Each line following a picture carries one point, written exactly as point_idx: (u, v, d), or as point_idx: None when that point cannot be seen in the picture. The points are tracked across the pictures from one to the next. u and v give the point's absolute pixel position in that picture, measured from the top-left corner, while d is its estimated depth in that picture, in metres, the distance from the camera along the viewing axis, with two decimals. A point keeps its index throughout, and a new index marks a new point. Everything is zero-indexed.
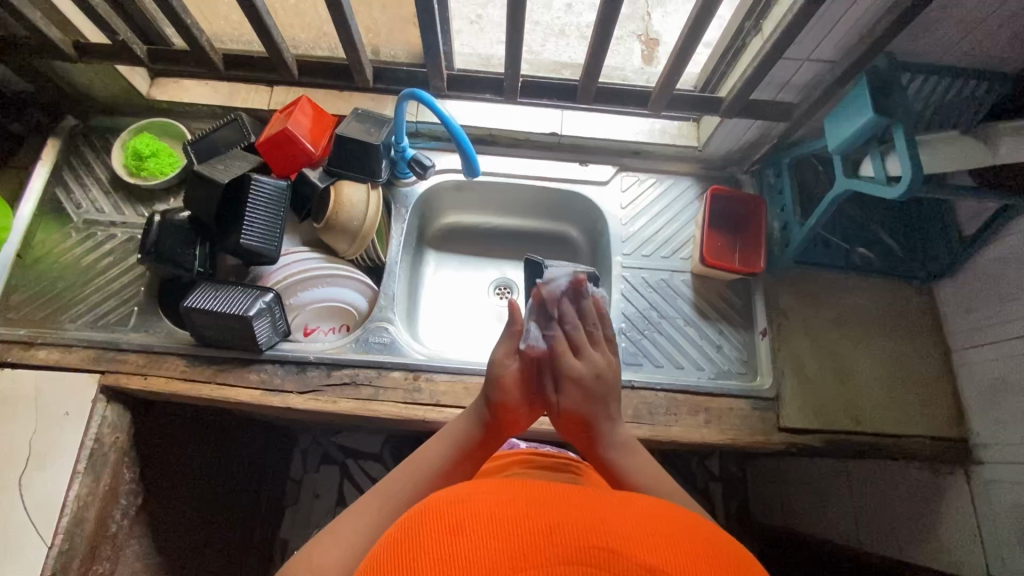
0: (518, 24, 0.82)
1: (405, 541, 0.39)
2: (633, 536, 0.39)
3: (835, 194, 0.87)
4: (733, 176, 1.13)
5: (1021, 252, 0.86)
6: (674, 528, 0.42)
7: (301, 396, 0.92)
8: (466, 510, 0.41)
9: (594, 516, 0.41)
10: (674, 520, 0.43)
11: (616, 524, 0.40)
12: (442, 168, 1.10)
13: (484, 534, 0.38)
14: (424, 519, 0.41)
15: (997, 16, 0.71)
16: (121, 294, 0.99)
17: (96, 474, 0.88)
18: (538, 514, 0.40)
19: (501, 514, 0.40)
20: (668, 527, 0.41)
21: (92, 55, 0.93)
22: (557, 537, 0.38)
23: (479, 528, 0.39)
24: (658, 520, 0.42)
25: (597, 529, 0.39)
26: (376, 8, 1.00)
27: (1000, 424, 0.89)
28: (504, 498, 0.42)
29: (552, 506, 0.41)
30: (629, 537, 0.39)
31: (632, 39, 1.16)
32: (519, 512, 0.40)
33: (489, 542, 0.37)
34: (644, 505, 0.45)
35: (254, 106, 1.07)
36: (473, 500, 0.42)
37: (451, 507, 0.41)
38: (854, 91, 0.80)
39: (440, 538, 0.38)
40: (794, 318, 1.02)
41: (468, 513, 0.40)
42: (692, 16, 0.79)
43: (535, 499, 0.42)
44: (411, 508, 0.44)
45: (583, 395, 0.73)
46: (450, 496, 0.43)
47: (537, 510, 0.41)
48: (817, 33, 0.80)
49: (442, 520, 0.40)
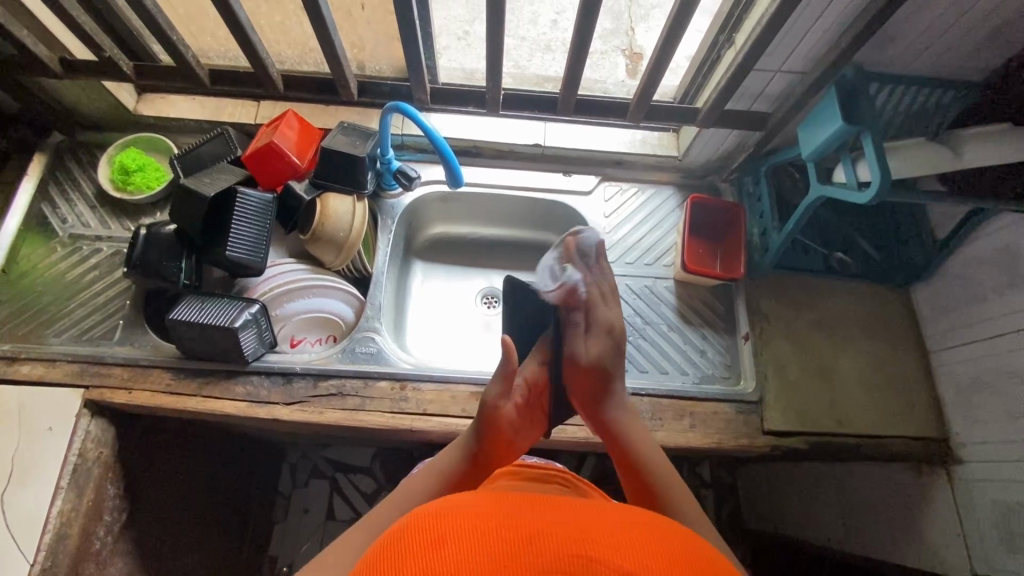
0: (498, 38, 0.84)
1: (385, 557, 0.39)
2: (613, 545, 0.40)
3: (810, 200, 0.89)
4: (713, 184, 1.16)
5: (992, 254, 0.88)
6: (652, 536, 0.42)
7: (288, 407, 0.92)
8: (448, 524, 0.41)
9: (576, 527, 0.41)
10: (651, 528, 0.44)
11: (595, 533, 0.41)
12: (428, 179, 1.12)
13: (464, 547, 0.38)
14: (404, 536, 0.41)
15: (955, 29, 0.74)
16: (107, 308, 0.99)
17: (78, 490, 0.88)
18: (517, 527, 0.41)
19: (480, 527, 0.40)
20: (646, 535, 0.42)
21: (79, 71, 0.94)
22: (536, 547, 0.38)
23: (459, 541, 0.39)
24: (639, 530, 0.43)
25: (576, 538, 0.40)
26: (361, 25, 1.01)
27: (978, 423, 0.91)
28: (483, 511, 0.43)
29: (531, 518, 0.42)
30: (607, 544, 0.40)
31: (615, 53, 1.19)
32: (501, 525, 0.41)
33: (469, 554, 0.38)
34: (622, 514, 0.46)
35: (241, 120, 1.09)
36: (453, 515, 0.42)
37: (431, 522, 0.42)
38: (824, 101, 0.83)
39: (420, 552, 0.38)
40: (776, 322, 1.03)
41: (447, 527, 0.41)
42: (665, 30, 0.81)
43: (514, 513, 0.43)
44: (392, 526, 0.44)
45: (590, 374, 0.80)
46: (430, 512, 0.44)
47: (516, 522, 0.41)
48: (786, 46, 0.83)
49: (422, 535, 0.40)
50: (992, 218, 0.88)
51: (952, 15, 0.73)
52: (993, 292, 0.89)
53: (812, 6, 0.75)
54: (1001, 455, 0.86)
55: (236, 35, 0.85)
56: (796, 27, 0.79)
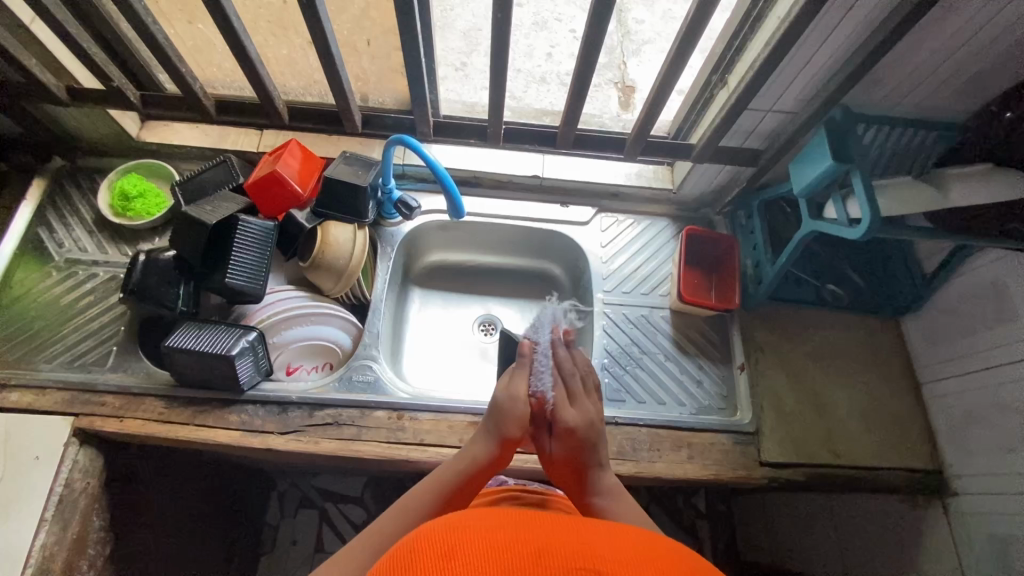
0: (500, 75, 0.87)
1: (396, 568, 0.39)
2: (620, 561, 0.40)
3: (802, 235, 0.92)
4: (707, 217, 1.18)
5: (978, 288, 0.91)
6: (656, 554, 0.43)
7: (283, 436, 0.91)
8: (457, 538, 0.41)
9: (586, 545, 0.42)
10: (655, 547, 0.44)
11: (601, 549, 0.41)
12: (427, 209, 1.13)
13: (475, 558, 0.39)
14: (413, 547, 0.41)
15: (938, 75, 0.78)
16: (101, 333, 0.98)
17: (64, 523, 0.85)
18: (527, 543, 0.41)
19: (490, 540, 0.41)
20: (649, 554, 0.43)
21: (84, 99, 0.95)
22: (547, 561, 0.39)
23: (470, 554, 0.39)
24: (644, 550, 0.43)
25: (582, 554, 0.40)
26: (365, 59, 1.03)
27: (970, 455, 0.92)
28: (491, 526, 0.43)
29: (536, 534, 0.42)
30: (616, 562, 0.40)
31: (609, 86, 1.24)
32: (511, 541, 0.41)
33: (481, 565, 0.38)
34: (631, 536, 0.46)
35: (243, 148, 1.10)
36: (463, 529, 0.43)
37: (440, 534, 0.42)
38: (815, 139, 0.86)
39: (432, 561, 0.38)
40: (770, 353, 1.04)
41: (458, 540, 0.41)
42: (662, 69, 0.84)
43: (519, 528, 0.43)
44: (400, 539, 0.44)
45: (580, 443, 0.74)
46: (440, 525, 0.44)
47: (524, 538, 0.42)
48: (778, 87, 0.86)
49: (432, 546, 0.40)
50: (977, 252, 0.91)
51: (934, 61, 0.77)
52: (980, 325, 0.91)
53: (802, 52, 0.79)
54: (995, 487, 0.87)
55: (245, 68, 0.88)
56: (788, 70, 0.83)
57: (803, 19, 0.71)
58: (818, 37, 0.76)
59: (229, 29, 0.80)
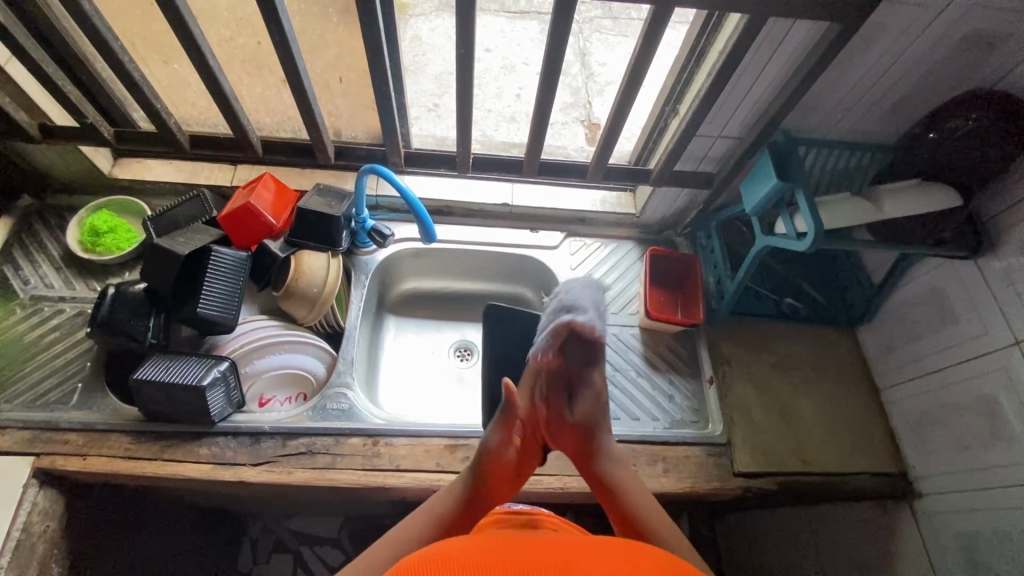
0: (467, 106, 0.92)
1: None
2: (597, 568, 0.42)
3: (758, 250, 0.97)
4: (669, 239, 1.24)
5: (923, 295, 0.98)
6: (635, 561, 0.45)
7: (255, 468, 0.89)
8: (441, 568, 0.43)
9: (566, 560, 0.43)
10: (635, 553, 0.47)
11: (580, 560, 0.44)
12: (401, 237, 1.16)
13: None
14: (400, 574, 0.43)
15: (865, 100, 0.87)
16: (65, 370, 0.95)
17: (20, 569, 0.82)
18: (510, 567, 0.42)
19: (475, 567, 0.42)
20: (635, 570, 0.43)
21: (56, 138, 0.96)
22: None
23: None
24: (623, 556, 0.45)
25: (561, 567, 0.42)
26: (338, 97, 1.08)
27: (931, 456, 0.96)
28: (473, 556, 0.45)
29: (517, 558, 0.44)
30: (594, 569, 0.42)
31: (575, 124, 1.34)
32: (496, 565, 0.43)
33: None
34: (608, 545, 0.48)
35: (217, 182, 1.12)
36: (446, 561, 0.44)
37: (425, 565, 0.44)
38: (761, 162, 0.93)
39: None
40: (736, 364, 1.08)
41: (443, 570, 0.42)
42: (616, 101, 0.90)
43: (508, 553, 0.45)
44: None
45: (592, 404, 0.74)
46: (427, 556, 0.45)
47: (505, 563, 0.43)
48: (723, 115, 0.93)
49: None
50: (918, 261, 0.98)
51: (860, 90, 0.85)
52: (927, 330, 0.97)
53: (742, 82, 0.86)
54: (959, 485, 0.91)
55: (219, 105, 0.90)
56: (731, 99, 0.90)
57: (736, 54, 0.78)
58: (754, 68, 0.84)
59: (205, 68, 0.83)
